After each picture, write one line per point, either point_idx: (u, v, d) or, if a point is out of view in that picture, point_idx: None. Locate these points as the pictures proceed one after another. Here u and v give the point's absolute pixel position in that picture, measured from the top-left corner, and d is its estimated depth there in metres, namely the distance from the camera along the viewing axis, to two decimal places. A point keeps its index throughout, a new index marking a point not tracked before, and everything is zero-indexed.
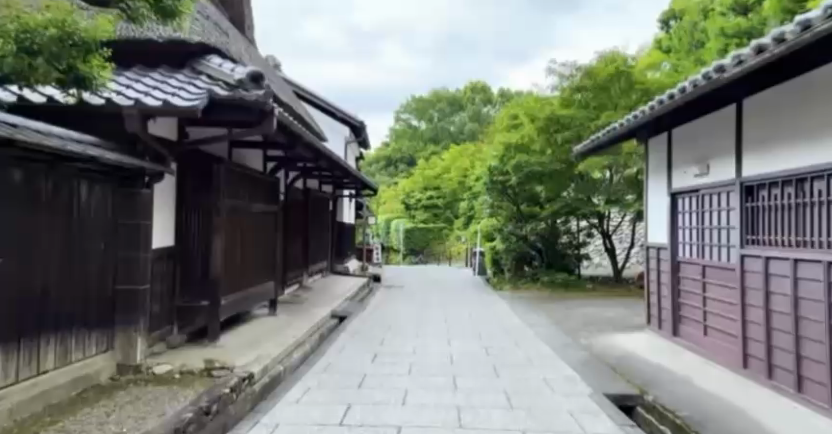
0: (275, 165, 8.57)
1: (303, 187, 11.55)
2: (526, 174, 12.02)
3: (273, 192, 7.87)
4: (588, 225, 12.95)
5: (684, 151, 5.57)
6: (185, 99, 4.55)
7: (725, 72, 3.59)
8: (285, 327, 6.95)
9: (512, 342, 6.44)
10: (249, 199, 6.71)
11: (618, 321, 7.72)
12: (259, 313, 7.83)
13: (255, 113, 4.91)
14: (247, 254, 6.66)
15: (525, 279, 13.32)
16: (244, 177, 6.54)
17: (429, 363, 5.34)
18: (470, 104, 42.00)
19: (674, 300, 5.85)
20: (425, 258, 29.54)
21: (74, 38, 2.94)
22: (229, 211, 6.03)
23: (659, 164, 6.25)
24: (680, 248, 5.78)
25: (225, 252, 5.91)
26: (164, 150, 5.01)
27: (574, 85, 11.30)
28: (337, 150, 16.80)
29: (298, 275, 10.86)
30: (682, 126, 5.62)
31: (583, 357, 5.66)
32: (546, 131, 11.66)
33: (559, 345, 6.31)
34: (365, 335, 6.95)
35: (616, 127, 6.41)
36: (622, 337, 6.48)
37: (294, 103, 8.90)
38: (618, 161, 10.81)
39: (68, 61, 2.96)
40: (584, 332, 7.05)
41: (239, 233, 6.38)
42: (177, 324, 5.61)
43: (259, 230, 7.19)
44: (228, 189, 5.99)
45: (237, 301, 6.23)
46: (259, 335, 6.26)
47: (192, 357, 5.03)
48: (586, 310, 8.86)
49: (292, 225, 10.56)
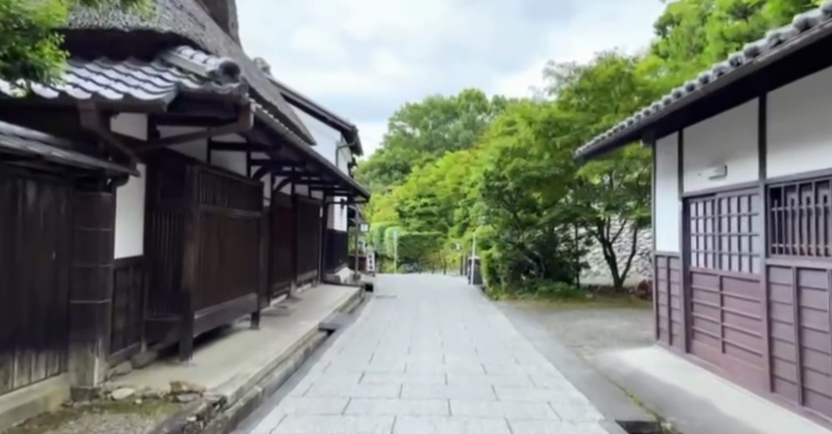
0: (260, 169, 8.13)
1: (291, 193, 11.12)
2: (524, 179, 11.54)
3: (257, 197, 7.42)
4: (588, 233, 12.54)
5: (698, 152, 5.15)
6: (149, 92, 4.10)
7: (759, 56, 3.14)
8: (268, 342, 6.49)
9: (512, 358, 5.98)
10: (228, 204, 6.27)
11: (622, 334, 7.27)
12: (240, 326, 7.34)
13: (229, 109, 4.47)
14: (225, 263, 6.19)
15: (522, 289, 12.68)
16: (222, 180, 6.08)
17: (421, 383, 4.87)
18: (464, 111, 41.70)
19: (686, 313, 5.41)
20: (420, 266, 28.75)
21: (18, 20, 2.44)
22: (204, 217, 5.56)
23: (668, 166, 5.84)
24: (693, 257, 5.35)
25: (199, 261, 5.44)
26: (129, 149, 4.55)
27: (574, 86, 10.93)
28: (329, 155, 16.34)
29: (285, 284, 10.38)
30: (695, 125, 5.21)
31: (590, 376, 5.20)
32: (544, 136, 11.26)
33: (561, 361, 5.85)
34: (352, 350, 6.50)
35: (621, 126, 6.01)
36: (629, 353, 6.02)
37: (281, 103, 8.47)
38: (619, 165, 10.47)
39: (8, 46, 2.42)
40: (587, 346, 6.60)
41: (216, 240, 5.93)
42: (146, 340, 5.17)
43: (240, 237, 6.72)
44: (204, 193, 5.53)
45: (214, 315, 5.78)
46: (237, 351, 5.80)
47: (158, 379, 4.54)
48: (587, 322, 8.41)
49: (279, 232, 10.10)
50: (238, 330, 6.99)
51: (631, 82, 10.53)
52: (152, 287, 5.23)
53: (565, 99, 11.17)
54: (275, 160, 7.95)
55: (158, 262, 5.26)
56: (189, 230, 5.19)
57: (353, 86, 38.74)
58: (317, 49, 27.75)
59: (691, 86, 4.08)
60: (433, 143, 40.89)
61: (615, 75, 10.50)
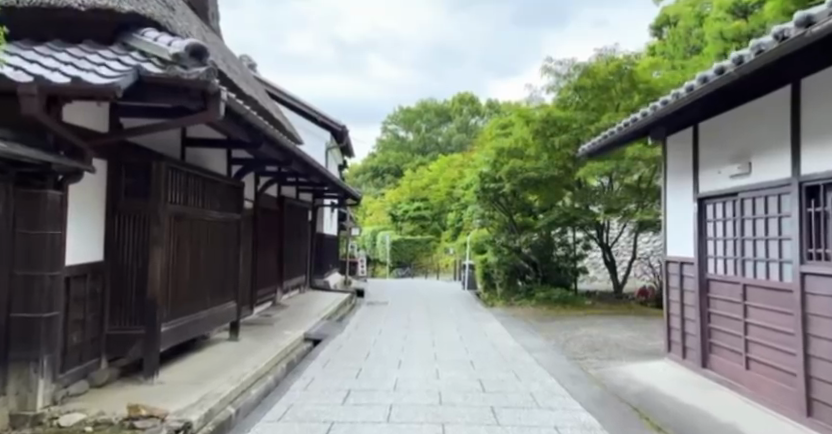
0: (241, 168, 7.63)
1: (278, 195, 10.61)
2: (521, 181, 11.00)
3: (238, 199, 6.93)
4: (586, 236, 12.14)
5: (716, 148, 4.70)
6: (104, 76, 3.60)
7: (814, 26, 2.71)
8: (246, 355, 5.99)
9: (512, 372, 5.50)
10: (203, 205, 5.78)
11: (628, 345, 6.80)
12: (218, 337, 6.82)
13: (197, 96, 3.98)
14: (198, 270, 5.68)
15: (519, 296, 12.16)
16: (196, 179, 5.58)
17: (411, 404, 4.37)
18: (458, 115, 41.08)
19: (701, 325, 4.95)
20: (413, 270, 27.95)
21: None
22: (173, 219, 5.05)
23: (680, 165, 5.39)
24: (710, 263, 4.89)
25: (168, 268, 4.93)
26: (84, 143, 4.04)
27: (573, 84, 10.50)
28: (318, 158, 15.82)
29: (270, 291, 9.86)
30: (712, 119, 4.77)
31: (597, 394, 4.73)
32: (542, 138, 10.82)
33: (566, 377, 5.36)
34: (337, 364, 5.97)
35: (627, 121, 5.55)
36: (639, 367, 5.54)
37: (265, 100, 7.98)
38: (620, 167, 10.04)
39: None
40: (592, 359, 6.12)
41: (189, 245, 5.44)
42: (106, 355, 4.66)
43: (216, 241, 6.21)
44: (173, 192, 5.04)
45: (184, 327, 5.28)
46: (210, 367, 5.29)
47: (114, 402, 4.02)
48: (588, 331, 7.95)
49: (264, 237, 9.57)
50: (214, 342, 6.46)
51: (632, 80, 10.11)
52: (113, 296, 4.71)
53: (564, 99, 10.74)
54: (257, 159, 7.46)
55: (121, 269, 4.75)
56: (156, 234, 4.69)
57: (345, 90, 38.27)
58: (308, 52, 27.25)
59: (720, 69, 3.63)
60: (426, 147, 40.43)
61: (614, 74, 10.17)
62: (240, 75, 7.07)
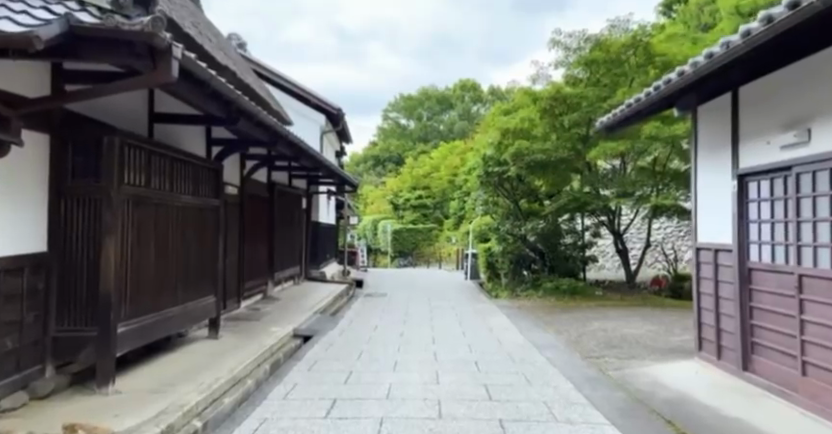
0: (223, 149, 6.98)
1: (268, 181, 9.98)
2: (528, 163, 10.27)
3: (217, 183, 6.29)
4: (596, 223, 11.43)
5: (762, 116, 4.03)
6: (21, 22, 2.90)
7: None
8: (224, 355, 5.35)
9: (523, 375, 4.85)
10: (171, 189, 5.14)
11: (649, 341, 6.13)
12: (196, 335, 6.18)
13: (143, 53, 3.28)
14: (165, 263, 5.03)
15: (525, 286, 11.49)
16: (161, 159, 4.91)
17: (403, 418, 3.72)
18: (459, 102, 40.02)
19: (743, 322, 4.28)
20: (415, 260, 27.17)
21: None
22: (132, 204, 4.39)
23: (714, 137, 4.72)
24: (752, 250, 4.22)
25: (124, 260, 4.27)
26: (11, 110, 3.35)
27: (583, 58, 9.85)
28: (314, 142, 15.13)
29: (259, 283, 9.25)
30: (760, 80, 4.07)
31: (623, 401, 4.08)
32: (550, 115, 10.09)
33: (583, 380, 4.72)
34: (322, 367, 5.31)
35: (652, 89, 4.89)
36: (667, 368, 4.88)
37: (247, 75, 7.31)
38: (637, 147, 9.33)
39: None
40: (611, 358, 5.47)
41: (154, 233, 4.80)
42: (53, 361, 4.03)
43: (190, 229, 5.56)
44: (131, 173, 4.39)
45: (148, 326, 4.65)
46: (178, 372, 4.65)
47: (51, 422, 3.35)
48: (602, 325, 7.30)
49: (252, 225, 8.94)
50: (191, 343, 5.82)
51: (648, 53, 9.45)
52: (60, 293, 4.07)
53: (575, 73, 10.08)
54: (240, 139, 6.80)
55: (69, 261, 4.10)
56: (109, 221, 4.03)
57: (345, 77, 37.47)
58: (305, 39, 26.53)
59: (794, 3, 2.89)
60: (428, 135, 39.70)
61: (628, 45, 9.51)
62: (217, 45, 6.40)
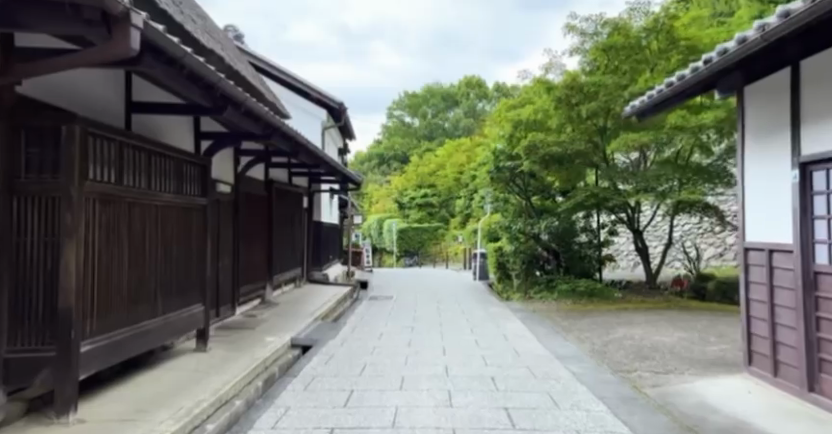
0: (212, 143, 6.43)
1: (265, 179, 9.38)
2: (543, 158, 9.70)
3: (204, 180, 5.71)
4: (614, 221, 10.76)
5: (829, 94, 3.45)
6: None
7: None
8: (212, 371, 4.80)
9: (547, 395, 4.27)
10: (150, 187, 4.58)
11: (685, 352, 5.52)
12: (182, 348, 5.62)
13: (95, 19, 2.69)
14: (143, 269, 4.48)
15: (538, 288, 10.90)
16: (136, 153, 4.36)
17: None
18: (464, 99, 39.37)
19: (806, 335, 3.66)
20: (421, 259, 26.59)
21: None
22: (100, 202, 3.84)
23: (768, 120, 4.12)
24: (817, 251, 3.61)
25: (88, 266, 3.72)
26: None
27: (602, 43, 9.25)
28: (315, 138, 14.61)
29: (257, 288, 8.70)
30: (822, 53, 3.50)
31: (668, 429, 3.47)
32: (565, 106, 9.63)
33: (616, 400, 4.12)
34: (320, 386, 4.72)
35: (699, 64, 4.11)
36: (712, 386, 4.27)
37: (238, 63, 6.76)
38: (660, 139, 8.80)
39: None
40: (645, 373, 4.86)
41: (128, 237, 4.24)
42: (4, 387, 3.45)
43: (173, 231, 5.01)
44: (98, 168, 3.81)
45: (120, 343, 4.09)
46: (156, 393, 4.10)
47: None
48: (628, 333, 6.67)
49: (250, 226, 8.40)
50: (176, 357, 5.26)
51: (672, 36, 8.91)
52: (12, 307, 3.49)
53: (593, 59, 9.50)
54: (230, 131, 6.21)
55: (23, 270, 3.52)
56: (69, 223, 3.47)
57: (349, 76, 37.01)
58: (307, 37, 26.11)
59: None
60: (433, 132, 39.12)
61: (647, 30, 9.00)
62: (203, 28, 5.85)
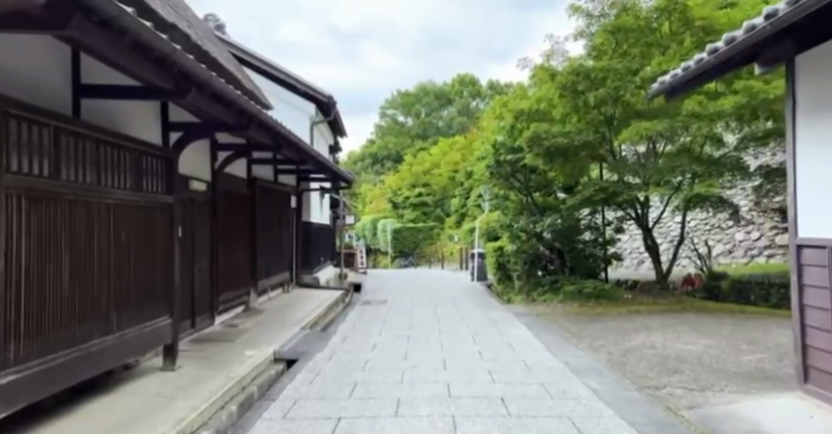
0: (182, 134, 5.74)
1: (247, 177, 8.69)
2: (547, 149, 9.06)
3: (169, 175, 5.02)
4: (621, 217, 10.21)
5: None
6: None
7: None
8: (178, 394, 4.12)
9: (568, 422, 3.62)
10: (97, 181, 3.89)
11: (717, 363, 4.89)
12: (148, 367, 4.92)
13: None
14: (88, 278, 3.77)
15: (542, 289, 10.25)
16: (78, 141, 3.66)
17: None
18: (458, 97, 38.66)
19: None
20: (416, 260, 25.84)
21: None
22: (27, 199, 3.13)
23: (826, 94, 3.52)
24: None
25: (10, 276, 3.01)
26: None
27: (609, 26, 8.83)
28: (304, 134, 13.90)
29: (239, 294, 8.03)
30: None
31: None
32: (571, 94, 8.96)
33: (653, 427, 3.48)
34: (302, 414, 4.06)
35: (738, 33, 3.52)
36: (763, 407, 3.64)
37: (210, 44, 6.11)
38: (674, 127, 8.20)
39: None
40: (678, 390, 4.22)
41: (68, 241, 3.55)
42: None
43: (129, 232, 4.31)
44: (25, 158, 3.12)
45: (60, 368, 3.39)
46: (105, 427, 3.40)
47: None
48: (647, 340, 6.02)
49: (230, 228, 7.73)
50: (137, 378, 4.56)
51: (685, 17, 8.46)
52: None
53: (600, 44, 9.08)
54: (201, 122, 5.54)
55: None
56: None
57: (342, 75, 36.23)
58: (299, 36, 25.28)
59: None
60: (427, 131, 38.41)
61: (659, 10, 8.61)
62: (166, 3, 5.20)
